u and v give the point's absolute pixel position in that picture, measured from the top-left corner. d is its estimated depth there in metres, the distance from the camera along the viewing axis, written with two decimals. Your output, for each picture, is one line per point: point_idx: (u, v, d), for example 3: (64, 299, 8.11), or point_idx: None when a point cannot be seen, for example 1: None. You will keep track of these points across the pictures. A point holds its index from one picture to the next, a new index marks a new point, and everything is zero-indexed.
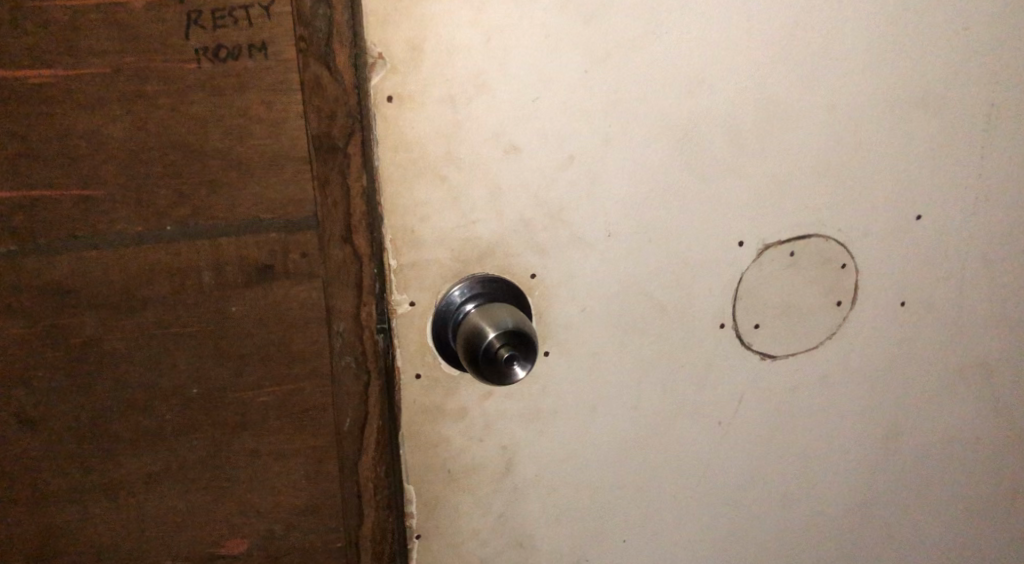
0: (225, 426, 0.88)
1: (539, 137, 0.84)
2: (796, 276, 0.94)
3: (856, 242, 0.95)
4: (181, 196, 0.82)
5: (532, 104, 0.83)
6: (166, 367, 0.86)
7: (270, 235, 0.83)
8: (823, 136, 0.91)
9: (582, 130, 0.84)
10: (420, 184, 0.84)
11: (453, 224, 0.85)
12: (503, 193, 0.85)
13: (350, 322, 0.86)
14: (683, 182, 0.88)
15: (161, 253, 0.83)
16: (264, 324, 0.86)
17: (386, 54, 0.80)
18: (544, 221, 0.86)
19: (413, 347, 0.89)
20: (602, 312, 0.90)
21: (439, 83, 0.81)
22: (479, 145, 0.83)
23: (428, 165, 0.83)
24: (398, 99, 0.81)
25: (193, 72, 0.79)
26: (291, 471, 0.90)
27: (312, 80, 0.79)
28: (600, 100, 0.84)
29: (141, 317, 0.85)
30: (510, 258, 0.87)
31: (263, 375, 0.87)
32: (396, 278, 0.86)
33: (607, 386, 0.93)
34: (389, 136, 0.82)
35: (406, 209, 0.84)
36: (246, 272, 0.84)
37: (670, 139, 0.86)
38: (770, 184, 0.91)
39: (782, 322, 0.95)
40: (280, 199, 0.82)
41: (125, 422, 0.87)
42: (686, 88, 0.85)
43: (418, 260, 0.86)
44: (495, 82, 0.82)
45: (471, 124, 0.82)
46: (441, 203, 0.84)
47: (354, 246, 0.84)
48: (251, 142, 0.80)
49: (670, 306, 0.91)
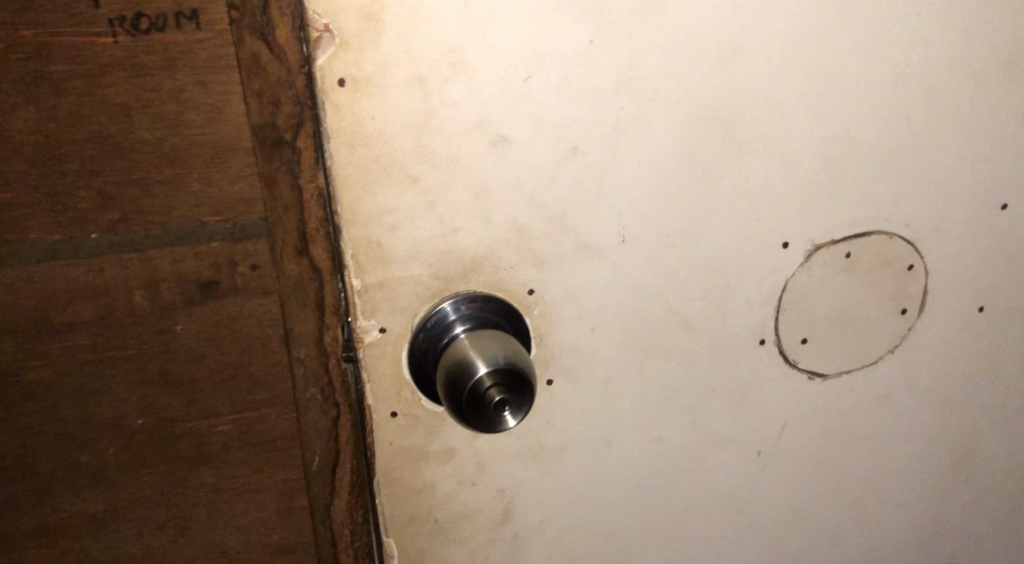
0: (176, 462, 0.77)
1: (535, 125, 0.67)
2: (852, 283, 0.78)
3: (926, 239, 0.78)
4: (107, 198, 0.69)
5: (524, 84, 0.66)
6: (103, 396, 0.74)
7: (212, 245, 0.70)
8: (888, 113, 0.73)
9: (587, 115, 0.67)
10: (385, 187, 0.67)
11: (430, 234, 0.69)
12: (491, 194, 0.68)
13: (311, 348, 0.73)
14: (715, 173, 0.71)
15: (85, 267, 0.70)
16: (213, 346, 0.73)
17: (336, 26, 0.63)
18: (544, 226, 0.70)
19: (386, 381, 0.73)
20: (617, 332, 0.74)
21: (405, 60, 0.64)
22: (458, 137, 0.66)
23: (394, 162, 0.66)
24: (352, 83, 0.64)
25: (109, 48, 0.65)
26: (258, 511, 0.79)
27: (249, 58, 0.65)
28: (610, 76, 0.67)
29: (67, 341, 0.72)
30: (503, 271, 0.71)
31: (219, 404, 0.75)
32: (361, 301, 0.70)
33: (624, 418, 0.77)
34: (343, 129, 0.65)
35: (369, 218, 0.68)
36: (186, 289, 0.71)
37: (698, 123, 0.69)
38: (822, 173, 0.74)
39: (834, 338, 0.79)
40: (225, 198, 0.69)
41: (60, 459, 0.75)
42: (718, 58, 0.68)
43: (388, 279, 0.70)
44: (474, 58, 0.65)
45: (446, 111, 0.65)
46: (414, 208, 0.68)
47: (312, 259, 0.70)
48: (186, 131, 0.67)
49: (698, 322, 0.76)
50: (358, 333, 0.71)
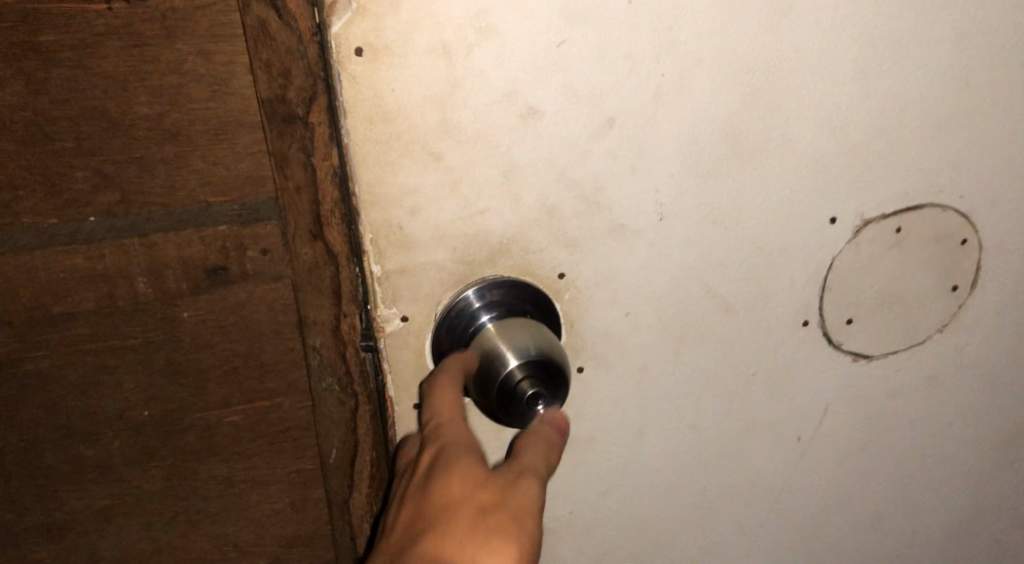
0: (185, 453, 0.76)
1: (567, 95, 0.62)
2: (901, 260, 0.73)
3: (980, 211, 0.74)
4: (105, 178, 0.65)
5: (557, 51, 0.60)
6: (106, 387, 0.72)
7: (219, 230, 0.67)
8: (944, 78, 0.68)
9: (625, 83, 0.62)
10: (407, 165, 0.61)
11: (455, 215, 0.63)
12: (520, 172, 0.63)
13: (327, 337, 0.69)
14: (760, 145, 0.66)
15: (83, 256, 0.67)
16: (223, 333, 0.71)
17: None
18: (576, 205, 0.65)
19: (409, 373, 0.68)
20: (652, 316, 0.70)
21: (428, 25, 0.58)
22: (485, 109, 0.61)
23: (417, 139, 0.60)
24: (370, 52, 0.58)
25: (102, 16, 0.61)
26: (272, 499, 0.79)
27: (257, 26, 0.59)
28: (651, 40, 0.61)
29: (67, 331, 0.70)
30: (532, 254, 0.66)
31: (231, 392, 0.74)
32: (382, 289, 0.65)
33: (658, 405, 0.73)
34: (361, 104, 0.59)
35: (389, 200, 0.62)
36: (193, 276, 0.69)
37: (743, 90, 0.64)
38: (873, 144, 0.69)
39: (880, 319, 0.75)
40: (232, 178, 0.66)
41: (65, 451, 0.75)
42: (766, 20, 0.63)
43: (410, 266, 0.64)
44: (503, 22, 0.59)
45: (472, 81, 0.60)
46: (437, 188, 0.62)
47: (327, 244, 0.66)
48: (187, 105, 0.63)
49: (739, 305, 0.71)
50: (377, 323, 0.66)
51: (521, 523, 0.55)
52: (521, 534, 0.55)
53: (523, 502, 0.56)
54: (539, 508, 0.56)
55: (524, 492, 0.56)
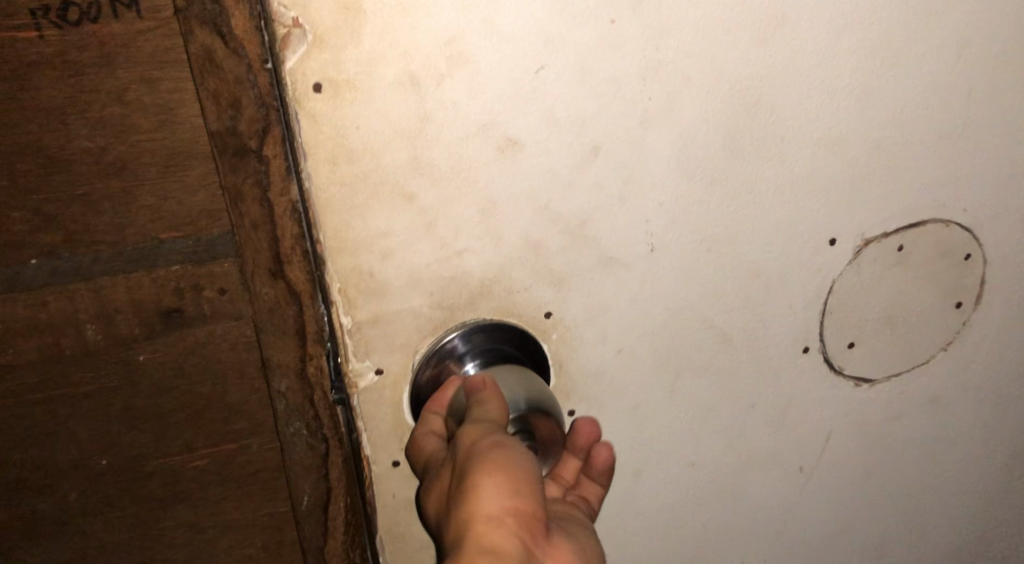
0: (150, 502, 0.71)
1: (548, 122, 0.59)
2: (903, 278, 0.73)
3: (984, 224, 0.73)
4: (47, 218, 0.60)
5: (534, 76, 0.58)
6: (59, 437, 0.68)
7: (171, 269, 0.62)
8: (936, 90, 0.67)
9: (611, 109, 0.60)
10: (378, 207, 0.58)
11: (430, 258, 0.61)
12: (499, 210, 0.61)
13: (293, 380, 0.65)
14: (753, 168, 0.65)
15: (24, 304, 0.62)
16: (183, 375, 0.67)
17: (306, 20, 0.53)
18: (563, 238, 0.63)
19: (386, 427, 0.66)
20: (644, 352, 0.68)
21: (393, 56, 0.55)
22: (461, 140, 0.58)
23: (386, 178, 0.58)
24: (330, 87, 0.55)
25: (34, 45, 0.56)
26: (244, 544, 0.75)
27: (202, 55, 0.55)
28: (636, 61, 0.59)
29: (13, 381, 0.65)
30: (516, 294, 0.64)
31: (195, 437, 0.69)
32: (353, 340, 0.62)
33: (651, 434, 0.71)
34: (321, 144, 0.56)
35: (358, 245, 0.59)
36: (146, 319, 0.64)
37: (730, 110, 0.63)
38: (867, 161, 0.68)
39: (879, 341, 0.74)
40: (186, 211, 0.61)
41: (18, 506, 0.70)
42: (759, 33, 0.61)
43: (382, 313, 0.62)
44: (475, 48, 0.56)
45: (444, 114, 0.57)
46: (410, 228, 0.60)
47: (289, 283, 0.62)
48: (133, 137, 0.59)
49: (736, 335, 0.70)
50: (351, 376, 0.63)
51: (472, 456, 0.50)
52: (481, 457, 0.50)
53: (467, 446, 0.51)
54: (483, 434, 0.52)
55: (465, 437, 0.52)
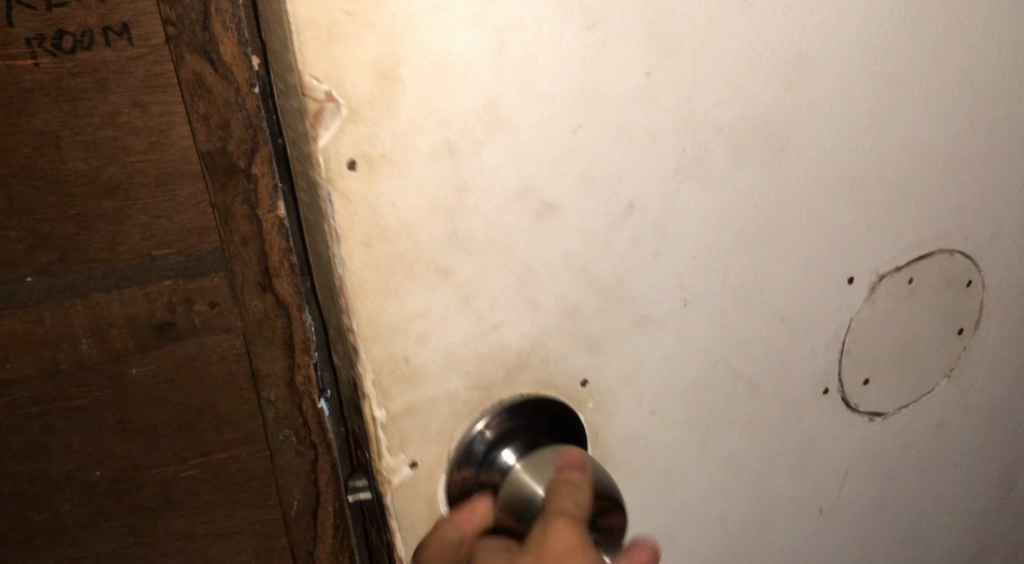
0: (144, 512, 0.74)
1: (586, 186, 0.47)
2: (975, 317, 0.67)
3: (987, 247, 0.65)
4: (42, 239, 0.63)
5: (569, 135, 0.45)
6: (55, 450, 0.70)
7: (164, 284, 0.65)
8: (963, 128, 0.60)
9: (647, 161, 0.48)
10: (411, 290, 0.44)
11: (466, 336, 0.46)
12: (534, 280, 0.47)
13: (282, 390, 0.68)
14: (800, 223, 0.55)
15: (20, 320, 0.65)
16: (175, 387, 0.70)
17: (342, 92, 0.40)
18: (599, 302, 0.49)
19: (417, 528, 0.49)
20: (676, 424, 0.55)
21: (430, 123, 0.42)
22: (498, 212, 0.45)
23: (422, 257, 0.44)
24: (366, 162, 0.42)
25: (29, 72, 0.58)
26: (236, 550, 0.78)
27: (193, 79, 0.58)
28: (670, 116, 0.48)
29: (10, 396, 0.68)
30: (554, 369, 0.49)
31: (186, 446, 0.72)
32: (387, 439, 0.46)
33: (691, 511, 0.58)
34: (355, 228, 0.42)
35: (393, 335, 0.45)
36: (139, 333, 0.67)
37: (771, 154, 0.52)
38: (922, 210, 0.60)
39: (894, 375, 0.64)
40: (177, 230, 0.64)
41: (16, 516, 0.73)
42: (786, 78, 0.51)
43: (418, 407, 0.46)
44: (514, 111, 0.44)
45: (476, 181, 0.44)
46: (448, 307, 0.45)
47: (278, 296, 0.64)
48: (126, 159, 0.61)
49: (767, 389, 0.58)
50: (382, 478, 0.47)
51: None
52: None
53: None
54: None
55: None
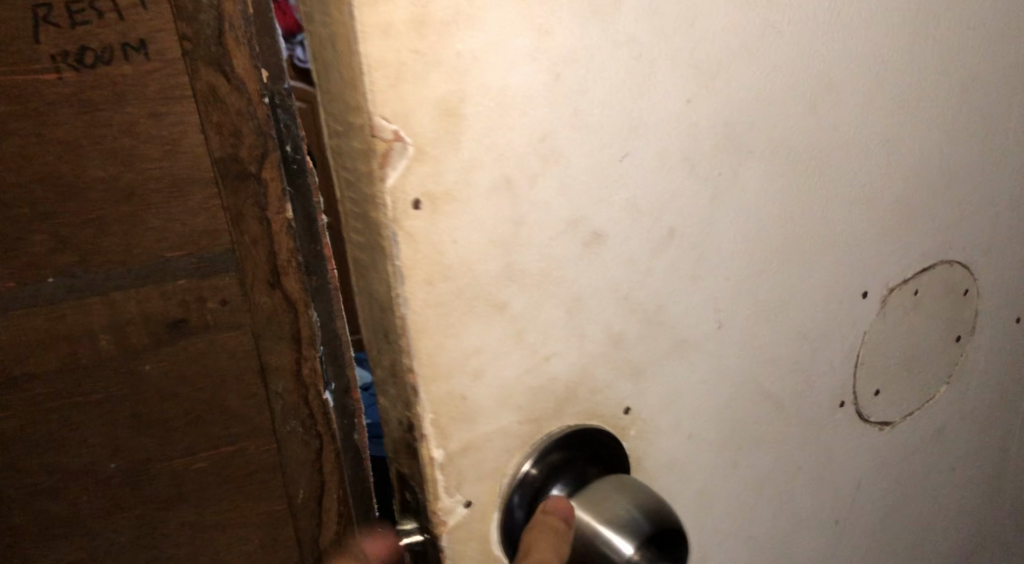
0: (154, 503, 0.77)
1: (733, 240, 0.51)
2: None
3: None
4: (62, 241, 0.67)
5: (737, 158, 0.45)
6: (73, 443, 0.74)
7: (178, 283, 0.70)
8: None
9: (804, 242, 0.50)
10: (552, 426, 0.43)
11: (604, 489, 0.44)
12: (682, 395, 0.48)
13: (289, 382, 0.73)
14: (903, 233, 0.57)
15: (43, 318, 0.69)
16: (186, 382, 0.73)
17: (410, 129, 0.35)
18: (764, 411, 0.52)
19: None
20: (815, 532, 0.64)
21: (541, 159, 0.42)
22: (647, 257, 0.44)
23: (533, 389, 0.42)
24: (434, 200, 0.37)
25: (53, 86, 0.63)
26: (242, 541, 0.81)
27: (206, 89, 0.63)
28: (830, 112, 0.49)
29: (30, 391, 0.71)
30: (661, 458, 0.63)
31: (197, 439, 0.76)
32: (444, 472, 0.41)
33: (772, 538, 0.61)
34: (429, 328, 0.38)
35: (487, 477, 0.42)
36: (153, 330, 0.71)
37: (900, 188, 0.55)
38: (988, 204, 0.62)
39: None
40: (189, 232, 0.68)
41: (34, 508, 0.76)
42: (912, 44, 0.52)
43: (471, 443, 0.41)
44: (571, 146, 0.39)
45: (612, 242, 0.42)
46: (544, 425, 0.43)
47: (285, 292, 0.69)
48: (142, 166, 0.66)
49: (881, 474, 0.69)
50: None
51: None
52: None
53: None
54: None
55: None
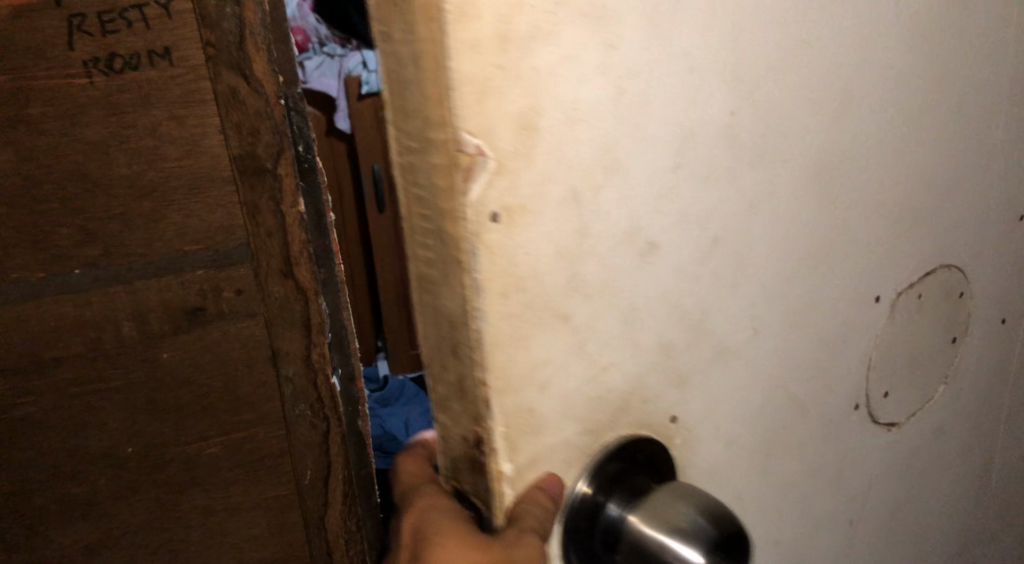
0: (167, 486, 0.82)
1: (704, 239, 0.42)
2: (934, 319, 0.58)
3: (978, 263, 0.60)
4: (87, 234, 0.72)
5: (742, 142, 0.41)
6: (93, 426, 0.78)
7: (196, 273, 0.75)
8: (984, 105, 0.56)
9: (799, 234, 0.47)
10: (540, 336, 0.37)
11: (581, 379, 0.39)
12: (641, 312, 0.40)
13: (299, 366, 0.78)
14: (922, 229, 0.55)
15: (72, 304, 0.74)
16: (202, 369, 0.79)
17: (491, 141, 0.33)
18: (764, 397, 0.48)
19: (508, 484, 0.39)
20: (743, 436, 0.48)
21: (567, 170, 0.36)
22: (615, 250, 0.38)
23: (549, 300, 0.37)
24: (507, 220, 0.34)
25: (84, 89, 0.68)
26: (250, 525, 0.86)
27: (227, 91, 0.68)
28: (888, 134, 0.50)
29: (56, 375, 0.76)
30: (649, 406, 0.42)
31: (210, 426, 0.81)
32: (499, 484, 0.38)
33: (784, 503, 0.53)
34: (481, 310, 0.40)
35: (519, 386, 0.37)
36: (172, 317, 0.76)
37: (915, 206, 0.54)
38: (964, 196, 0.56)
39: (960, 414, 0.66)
40: (205, 228, 0.73)
41: (55, 489, 0.80)
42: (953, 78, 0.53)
43: (528, 416, 0.38)
44: (629, 156, 0.37)
45: (602, 228, 0.37)
46: (566, 353, 0.38)
47: (296, 281, 0.74)
48: (162, 165, 0.71)
49: (806, 398, 0.51)
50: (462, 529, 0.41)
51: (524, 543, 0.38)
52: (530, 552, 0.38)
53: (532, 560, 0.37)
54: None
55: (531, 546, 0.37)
